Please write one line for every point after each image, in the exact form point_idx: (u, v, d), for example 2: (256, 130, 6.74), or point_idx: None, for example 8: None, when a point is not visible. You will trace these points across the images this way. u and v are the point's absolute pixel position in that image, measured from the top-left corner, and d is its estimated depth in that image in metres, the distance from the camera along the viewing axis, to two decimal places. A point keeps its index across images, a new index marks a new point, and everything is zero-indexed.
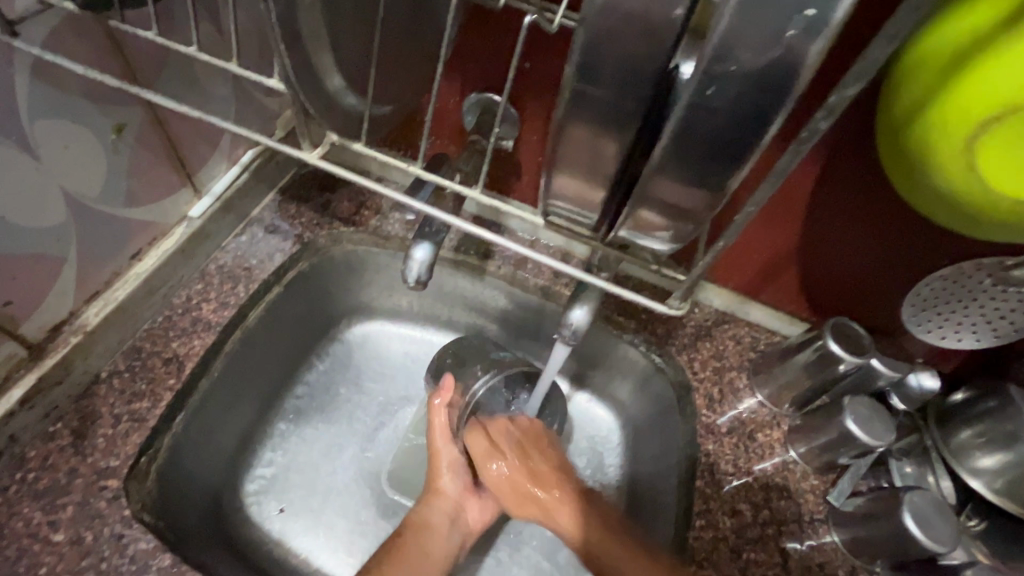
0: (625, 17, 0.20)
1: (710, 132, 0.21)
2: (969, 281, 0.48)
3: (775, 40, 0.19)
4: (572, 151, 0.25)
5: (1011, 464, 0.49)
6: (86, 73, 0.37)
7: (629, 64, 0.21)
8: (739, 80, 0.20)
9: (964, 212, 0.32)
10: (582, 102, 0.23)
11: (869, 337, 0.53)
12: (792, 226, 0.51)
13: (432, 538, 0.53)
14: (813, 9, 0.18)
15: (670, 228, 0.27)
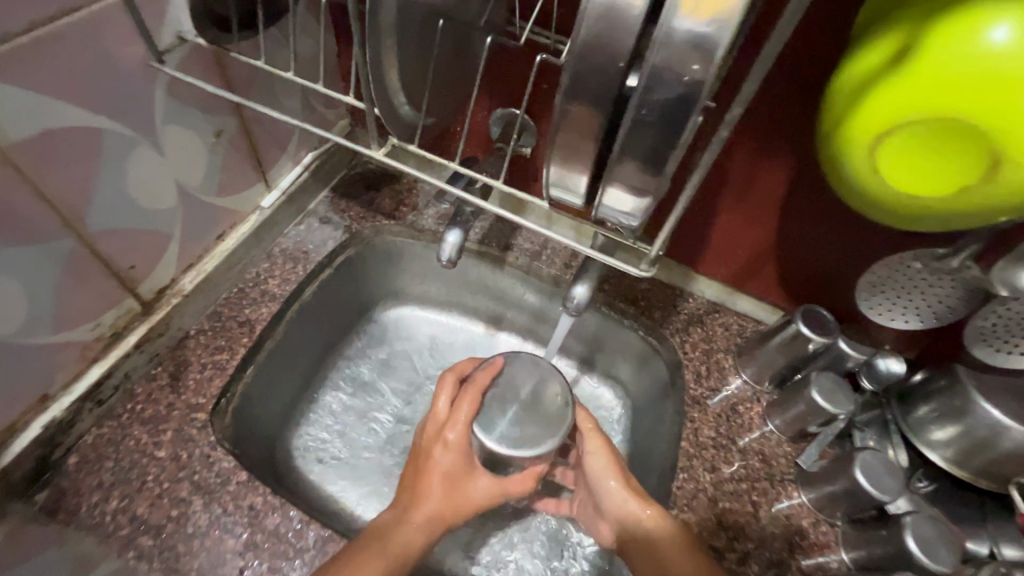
0: (596, 62, 0.30)
1: (652, 140, 0.31)
2: (907, 269, 0.54)
3: (681, 81, 0.28)
4: (562, 147, 0.35)
5: (958, 436, 0.56)
6: (216, 92, 0.48)
7: (599, 91, 0.31)
8: (660, 107, 0.29)
9: (883, 207, 0.40)
10: (567, 117, 0.33)
11: (836, 322, 0.61)
12: (767, 224, 0.59)
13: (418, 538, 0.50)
14: (696, 65, 0.28)
15: (632, 203, 0.36)
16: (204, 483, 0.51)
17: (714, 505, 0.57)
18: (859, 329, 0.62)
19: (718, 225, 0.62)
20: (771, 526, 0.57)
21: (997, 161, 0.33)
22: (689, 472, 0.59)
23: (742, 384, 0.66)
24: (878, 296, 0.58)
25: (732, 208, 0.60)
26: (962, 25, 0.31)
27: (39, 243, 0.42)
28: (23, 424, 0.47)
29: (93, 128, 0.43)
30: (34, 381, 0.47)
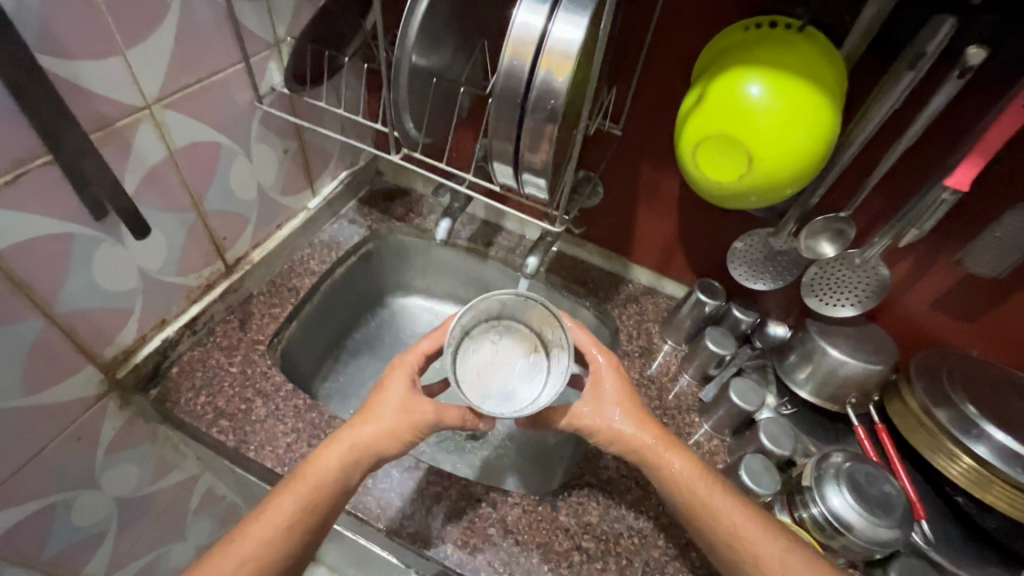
0: None
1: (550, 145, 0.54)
2: (760, 243, 0.71)
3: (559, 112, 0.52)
4: None
5: (812, 373, 0.74)
6: (293, 121, 0.73)
7: None
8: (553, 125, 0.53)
9: (714, 193, 0.61)
10: None
11: (725, 292, 0.81)
12: (671, 219, 0.81)
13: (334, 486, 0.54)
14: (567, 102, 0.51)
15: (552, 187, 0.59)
16: (262, 389, 0.72)
17: None
18: (748, 299, 0.83)
19: (642, 222, 0.84)
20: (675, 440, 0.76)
21: (751, 158, 0.55)
22: None
23: (666, 347, 0.86)
24: (740, 265, 0.74)
25: (647, 208, 0.82)
26: (732, 78, 0.54)
27: (178, 213, 0.66)
28: (148, 339, 0.69)
29: (217, 142, 0.67)
30: (158, 309, 0.69)
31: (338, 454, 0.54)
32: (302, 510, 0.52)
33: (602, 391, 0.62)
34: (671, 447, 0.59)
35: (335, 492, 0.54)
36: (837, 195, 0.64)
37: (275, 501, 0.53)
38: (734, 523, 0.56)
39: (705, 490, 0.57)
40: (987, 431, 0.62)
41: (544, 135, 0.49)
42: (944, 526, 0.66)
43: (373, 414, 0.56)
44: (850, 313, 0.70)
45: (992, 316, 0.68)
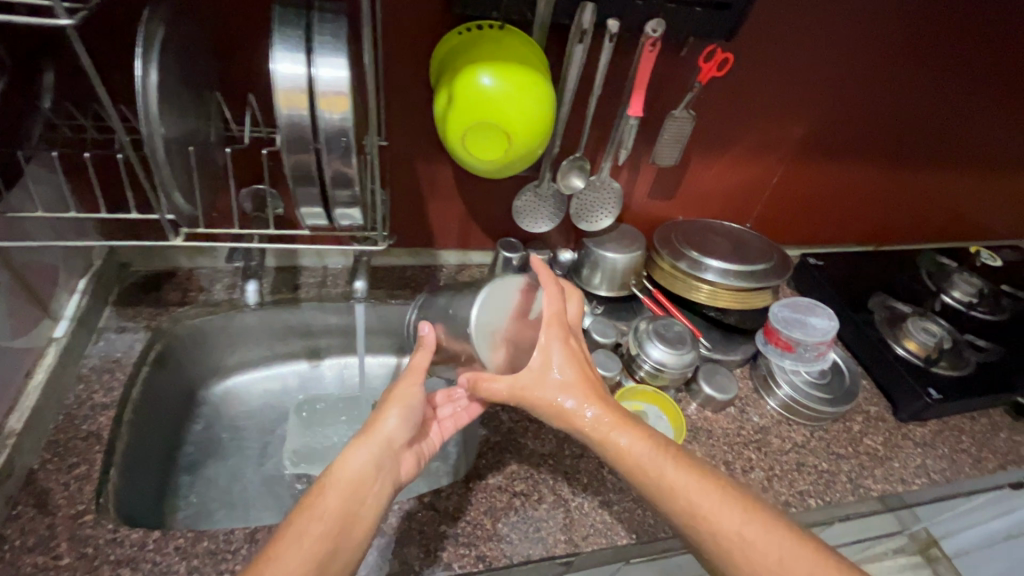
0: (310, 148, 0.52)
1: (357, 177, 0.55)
2: (532, 195, 0.86)
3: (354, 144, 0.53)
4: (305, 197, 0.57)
5: (604, 275, 0.96)
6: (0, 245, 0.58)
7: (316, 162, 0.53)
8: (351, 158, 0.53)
9: (491, 172, 0.73)
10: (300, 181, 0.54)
11: (521, 243, 0.97)
12: (457, 202, 0.93)
13: (361, 485, 0.59)
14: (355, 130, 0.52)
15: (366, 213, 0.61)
16: (121, 556, 0.60)
17: None
18: (538, 241, 1.01)
19: (434, 212, 0.94)
20: None
21: (509, 135, 0.68)
22: None
23: None
24: (527, 218, 0.89)
25: (434, 200, 0.92)
26: (470, 70, 0.66)
27: None
28: None
29: None
30: None
31: (363, 450, 0.61)
32: (337, 506, 0.56)
33: (545, 372, 0.67)
34: (613, 421, 0.65)
35: (365, 486, 0.59)
36: (566, 141, 0.84)
37: (302, 514, 0.56)
38: (669, 486, 0.61)
39: (642, 455, 0.63)
40: (709, 263, 0.93)
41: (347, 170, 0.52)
42: (714, 334, 0.96)
43: (378, 412, 0.65)
44: (609, 220, 0.93)
45: (682, 191, 1.01)
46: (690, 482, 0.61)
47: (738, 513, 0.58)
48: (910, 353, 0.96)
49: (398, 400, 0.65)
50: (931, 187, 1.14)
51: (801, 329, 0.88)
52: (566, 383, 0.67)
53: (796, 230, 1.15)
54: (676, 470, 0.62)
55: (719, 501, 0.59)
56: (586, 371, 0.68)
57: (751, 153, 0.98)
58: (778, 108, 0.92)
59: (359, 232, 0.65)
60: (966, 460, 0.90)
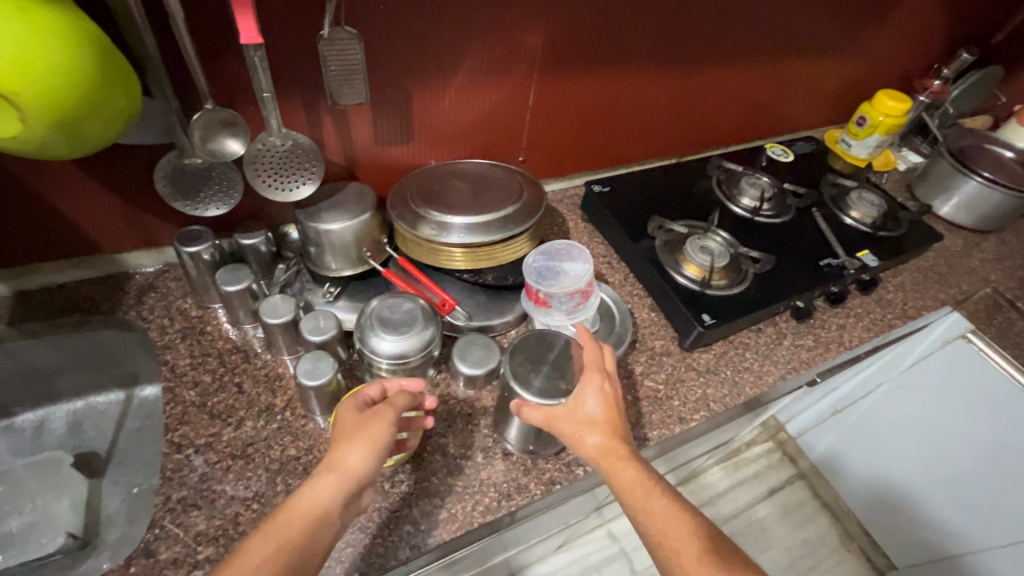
0: None
1: None
2: (181, 166, 0.65)
3: None
4: None
5: (327, 252, 0.77)
6: None
7: None
8: None
9: (47, 152, 0.52)
10: None
11: (209, 231, 0.75)
12: (97, 193, 0.70)
13: (321, 520, 0.51)
14: None
15: None
16: None
17: (205, 407, 0.70)
18: (245, 222, 0.80)
19: (72, 210, 0.71)
20: (254, 387, 0.73)
21: (10, 98, 0.45)
22: (174, 399, 0.70)
23: (214, 310, 0.80)
24: (183, 194, 0.66)
25: (56, 195, 0.68)
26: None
27: None
28: None
29: None
30: None
31: (327, 483, 0.53)
32: (287, 542, 0.49)
33: (578, 406, 0.61)
34: (626, 463, 0.56)
35: (324, 521, 0.51)
36: (192, 96, 0.64)
37: (249, 551, 0.48)
38: (673, 541, 0.53)
39: (654, 505, 0.54)
40: (451, 223, 0.77)
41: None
42: (475, 297, 0.83)
43: (347, 439, 0.56)
44: (312, 189, 0.72)
45: (420, 131, 0.83)
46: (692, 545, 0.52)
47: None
48: (689, 279, 0.88)
49: (374, 434, 0.55)
50: (711, 86, 1.04)
51: (554, 280, 0.76)
52: (593, 422, 0.59)
53: (578, 155, 1.03)
54: (681, 527, 0.53)
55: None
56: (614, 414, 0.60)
57: (486, 73, 0.81)
58: (495, 12, 0.74)
59: None
60: (748, 380, 0.86)
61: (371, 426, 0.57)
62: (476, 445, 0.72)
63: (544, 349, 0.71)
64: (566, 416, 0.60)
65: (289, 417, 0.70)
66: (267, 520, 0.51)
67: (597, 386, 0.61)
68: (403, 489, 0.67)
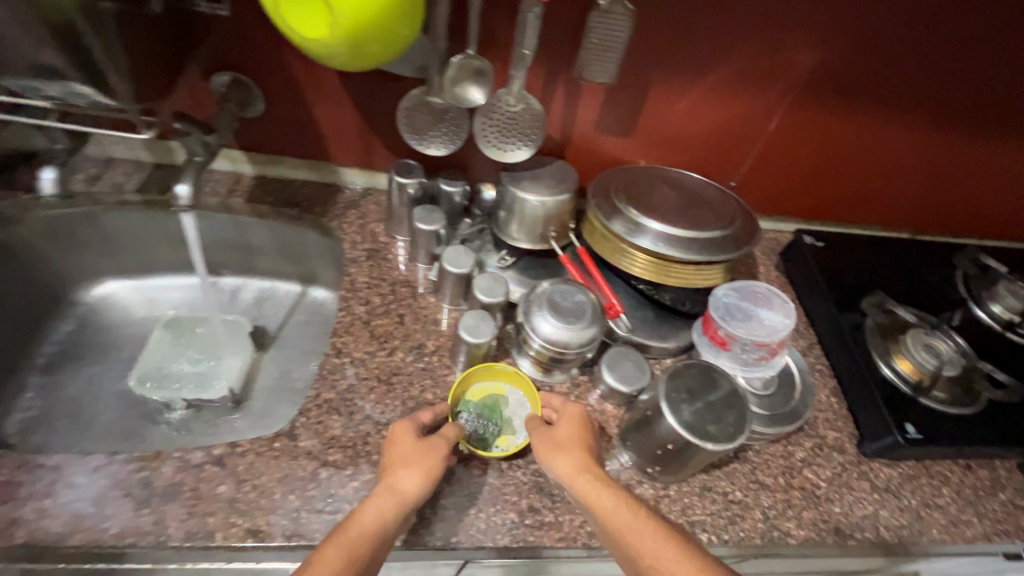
0: None
1: None
2: (421, 102, 0.69)
3: None
4: None
5: (515, 221, 0.77)
6: None
7: None
8: None
9: (329, 60, 0.57)
10: None
11: (421, 168, 0.79)
12: (346, 108, 0.77)
13: (380, 534, 0.50)
14: None
15: None
16: None
17: (369, 325, 0.74)
18: (451, 170, 0.83)
19: (322, 118, 0.79)
20: (413, 323, 0.75)
21: (329, 6, 0.50)
22: (346, 308, 0.76)
23: (399, 242, 0.84)
24: (415, 129, 0.70)
25: (317, 101, 0.76)
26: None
27: None
28: None
29: None
30: None
31: (376, 502, 0.52)
32: (355, 552, 0.47)
33: (552, 428, 0.62)
34: (598, 483, 0.54)
35: (385, 540, 0.50)
36: (458, 40, 0.66)
37: (315, 560, 0.46)
38: (671, 570, 0.47)
39: (642, 531, 0.50)
40: (647, 227, 0.72)
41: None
42: (642, 311, 0.77)
43: (405, 464, 0.56)
44: (525, 153, 0.72)
45: (642, 126, 0.79)
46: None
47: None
48: (898, 376, 0.73)
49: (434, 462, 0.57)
50: (997, 161, 0.85)
51: (743, 322, 0.67)
52: (554, 442, 0.60)
53: (798, 198, 0.91)
54: (679, 559, 0.47)
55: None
56: (586, 435, 0.61)
57: (737, 82, 0.73)
58: (772, 20, 0.67)
59: None
60: (936, 521, 0.69)
61: (426, 450, 0.58)
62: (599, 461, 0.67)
63: (711, 382, 0.60)
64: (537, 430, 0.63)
65: (435, 362, 0.72)
66: (328, 537, 0.49)
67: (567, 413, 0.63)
68: (518, 475, 0.64)
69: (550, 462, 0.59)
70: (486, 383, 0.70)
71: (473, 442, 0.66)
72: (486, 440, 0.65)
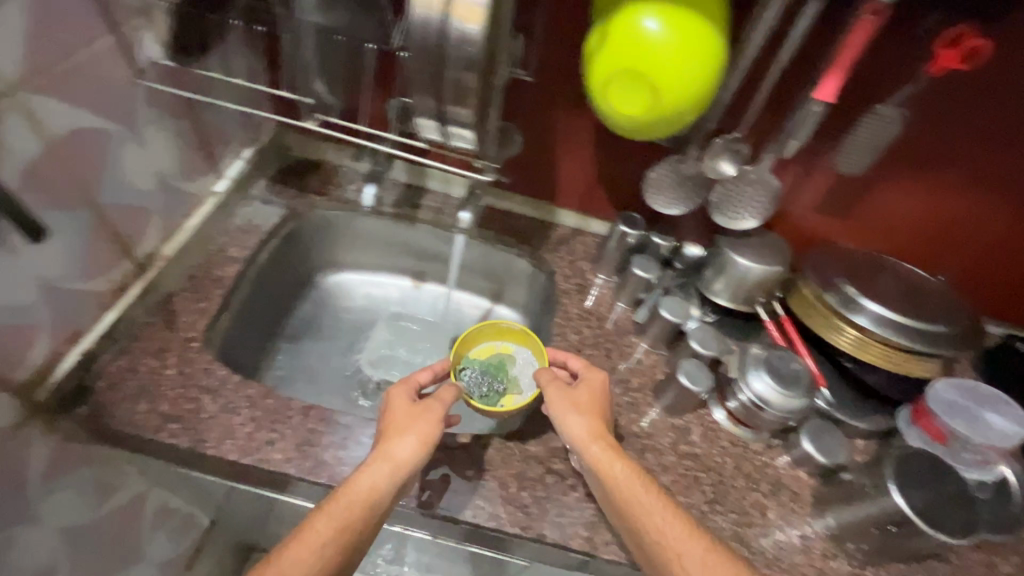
0: (421, 44, 0.48)
1: (433, 69, 0.50)
2: (670, 168, 0.77)
3: (462, 46, 0.47)
4: (415, 89, 0.52)
5: (726, 282, 0.82)
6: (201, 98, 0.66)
7: (426, 51, 0.48)
8: (456, 55, 0.48)
9: (626, 134, 0.67)
10: (414, 53, 0.49)
11: (644, 222, 0.89)
12: (588, 161, 0.88)
13: (376, 492, 0.59)
14: (469, 46, 0.47)
15: (459, 123, 0.54)
16: (208, 385, 0.70)
17: (581, 354, 0.83)
18: (665, 226, 0.91)
19: (563, 166, 0.90)
20: (619, 359, 0.83)
21: (657, 97, 0.60)
22: (562, 335, 0.85)
23: (600, 280, 0.93)
24: (658, 190, 0.79)
25: (565, 151, 0.88)
26: (626, 28, 0.58)
27: (70, 211, 0.59)
28: (66, 354, 0.64)
29: (98, 128, 0.60)
30: (68, 321, 0.63)
31: (376, 461, 0.60)
32: (348, 515, 0.57)
33: (575, 390, 0.68)
34: (617, 458, 0.62)
35: (375, 503, 0.58)
36: (729, 119, 0.73)
37: (351, 500, 0.58)
38: (673, 546, 0.57)
39: (650, 511, 0.59)
40: (865, 306, 0.74)
41: (464, 82, 0.50)
42: (843, 389, 0.79)
43: (401, 430, 0.63)
44: (753, 223, 0.77)
45: (858, 208, 0.82)
46: (693, 551, 0.57)
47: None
48: None
49: (429, 431, 0.62)
50: None
51: (964, 420, 0.69)
52: (580, 405, 0.66)
53: (1010, 304, 0.88)
54: (687, 540, 0.58)
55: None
56: (600, 403, 0.68)
57: (977, 185, 0.75)
58: (1014, 125, 0.69)
59: (468, 159, 0.61)
60: None
61: (412, 420, 0.63)
62: (793, 525, 0.70)
63: (937, 475, 0.64)
64: (558, 386, 0.68)
65: (639, 399, 0.79)
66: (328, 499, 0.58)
67: (588, 389, 0.68)
68: (717, 521, 0.69)
69: (564, 428, 0.65)
70: (494, 343, 0.81)
71: (675, 480, 0.72)
72: (494, 397, 0.75)
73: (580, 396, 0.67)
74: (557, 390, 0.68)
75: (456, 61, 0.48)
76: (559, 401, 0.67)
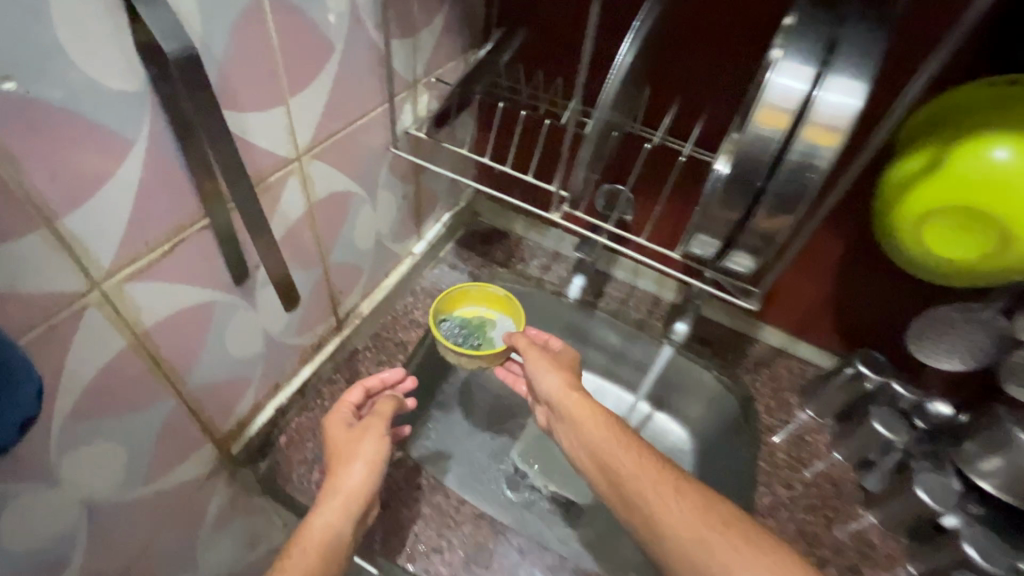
0: (743, 169, 0.41)
1: (745, 194, 0.42)
2: (954, 315, 0.64)
3: (801, 176, 0.39)
4: (706, 210, 0.45)
5: (1005, 465, 0.61)
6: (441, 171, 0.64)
7: (744, 175, 0.41)
8: (787, 183, 0.40)
9: (924, 273, 0.55)
10: (730, 178, 0.42)
11: (889, 365, 0.72)
12: (824, 283, 0.75)
13: (337, 533, 0.52)
14: (811, 176, 0.39)
15: (747, 252, 0.46)
16: None
17: (793, 515, 0.68)
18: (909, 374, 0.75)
19: (787, 282, 0.77)
20: (842, 534, 0.67)
21: (1006, 239, 0.47)
22: (769, 486, 0.71)
23: (807, 417, 0.78)
24: (929, 335, 0.66)
25: (797, 267, 0.75)
26: (961, 160, 0.47)
27: (308, 271, 0.59)
28: (263, 407, 0.62)
29: (349, 191, 0.60)
30: (273, 374, 0.62)
31: (328, 485, 0.54)
32: (321, 552, 0.50)
33: (538, 364, 0.66)
34: (597, 413, 0.61)
35: (331, 552, 0.51)
36: None
37: (301, 549, 0.50)
38: (648, 478, 0.55)
39: (630, 462, 0.57)
40: None
41: (787, 215, 0.42)
42: None
43: (346, 459, 0.56)
44: None
45: None
46: (664, 482, 0.55)
47: (732, 545, 0.50)
48: None
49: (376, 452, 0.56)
50: None
51: None
52: (557, 363, 0.67)
53: None
54: (657, 475, 0.55)
55: (694, 501, 0.53)
56: (573, 370, 0.68)
57: None
58: None
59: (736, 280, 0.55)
60: None
61: (361, 444, 0.56)
62: None
63: None
64: (532, 348, 0.67)
65: None
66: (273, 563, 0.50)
67: (550, 360, 0.67)
68: None
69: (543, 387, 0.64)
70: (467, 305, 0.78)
71: None
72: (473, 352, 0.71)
73: (563, 361, 0.68)
74: (535, 357, 0.67)
75: (785, 190, 0.40)
76: (539, 365, 0.66)
